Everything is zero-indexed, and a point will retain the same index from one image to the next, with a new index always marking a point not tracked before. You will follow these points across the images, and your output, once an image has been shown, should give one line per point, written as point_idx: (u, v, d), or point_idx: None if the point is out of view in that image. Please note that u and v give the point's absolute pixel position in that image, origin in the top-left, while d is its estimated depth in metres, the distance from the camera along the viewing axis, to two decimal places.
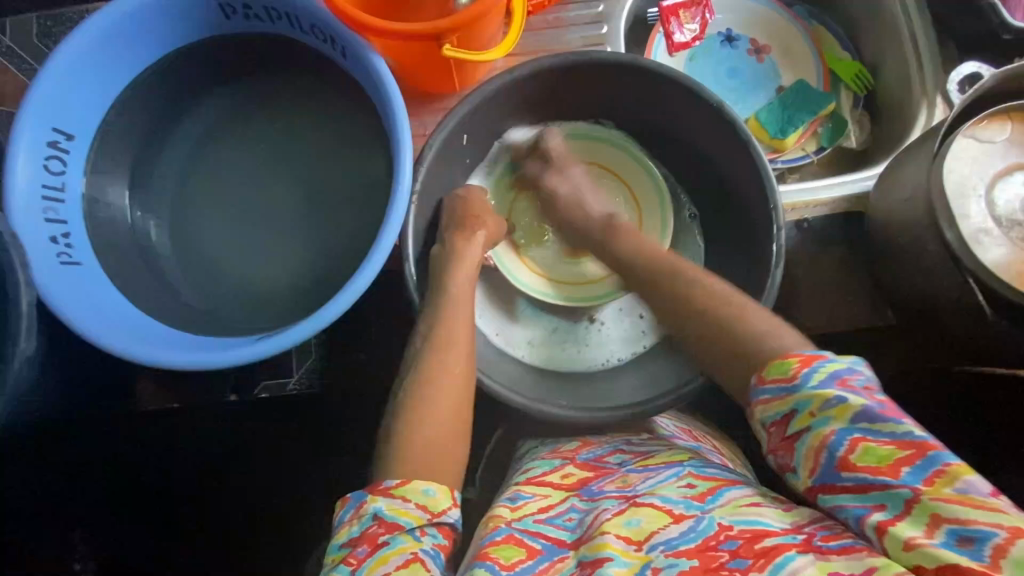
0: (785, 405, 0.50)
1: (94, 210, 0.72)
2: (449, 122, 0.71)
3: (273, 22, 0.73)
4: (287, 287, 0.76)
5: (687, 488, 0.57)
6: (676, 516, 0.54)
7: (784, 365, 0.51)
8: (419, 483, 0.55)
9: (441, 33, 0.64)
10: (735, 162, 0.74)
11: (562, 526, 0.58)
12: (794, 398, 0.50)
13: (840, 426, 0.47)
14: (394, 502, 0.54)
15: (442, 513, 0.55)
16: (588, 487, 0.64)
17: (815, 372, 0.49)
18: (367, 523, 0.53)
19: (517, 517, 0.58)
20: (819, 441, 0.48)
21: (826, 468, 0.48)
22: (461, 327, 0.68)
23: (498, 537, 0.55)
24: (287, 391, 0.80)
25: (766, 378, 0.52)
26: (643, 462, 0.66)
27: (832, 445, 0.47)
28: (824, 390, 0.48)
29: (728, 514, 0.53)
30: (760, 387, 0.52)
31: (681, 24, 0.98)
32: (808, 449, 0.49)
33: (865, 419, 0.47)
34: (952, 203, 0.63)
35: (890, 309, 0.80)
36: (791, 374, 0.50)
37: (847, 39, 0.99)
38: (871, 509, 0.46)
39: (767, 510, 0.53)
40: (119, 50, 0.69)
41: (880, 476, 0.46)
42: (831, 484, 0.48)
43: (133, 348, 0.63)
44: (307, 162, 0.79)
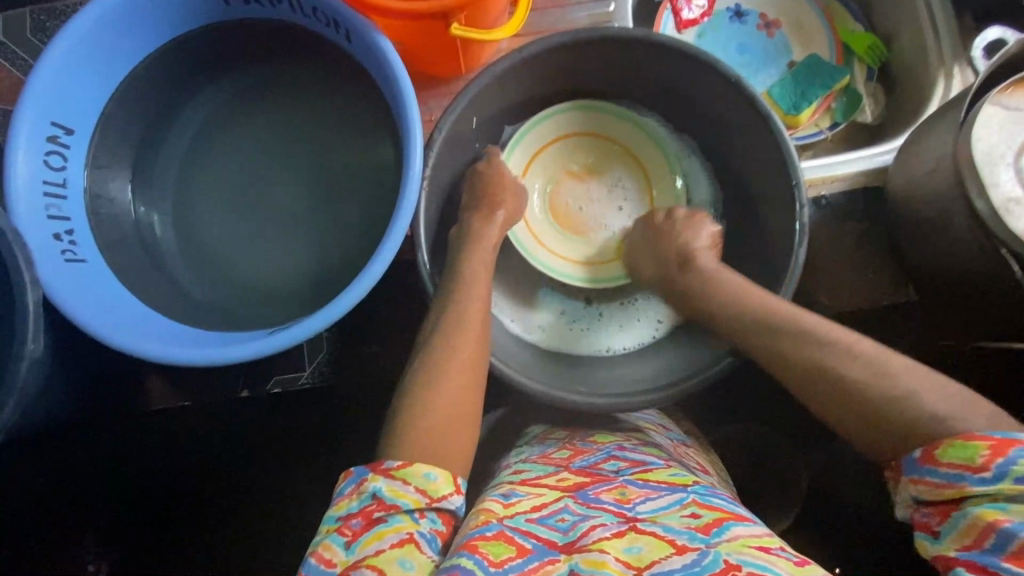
0: (954, 486, 0.47)
1: (97, 206, 0.72)
2: (458, 104, 0.68)
3: (273, 6, 0.70)
4: (294, 281, 0.76)
5: (692, 518, 0.56)
6: (680, 547, 0.51)
7: (971, 448, 0.47)
8: (421, 467, 0.54)
9: (448, 12, 0.62)
10: (751, 138, 0.72)
11: (555, 526, 0.56)
12: (976, 484, 0.46)
13: (1019, 519, 0.44)
14: (394, 484, 0.53)
15: (442, 499, 0.54)
16: (584, 491, 0.61)
17: (1010, 467, 0.45)
18: (366, 500, 0.53)
19: (510, 514, 0.56)
20: (986, 524, 0.45)
21: (986, 551, 0.45)
22: (473, 312, 0.67)
23: (488, 532, 0.53)
24: (300, 385, 0.80)
25: (942, 458, 0.48)
26: (642, 475, 0.64)
27: (1002, 535, 0.44)
28: (1019, 487, 0.44)
29: (735, 551, 0.50)
30: (931, 465, 0.49)
31: (689, 0, 0.95)
32: (969, 525, 0.46)
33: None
34: (983, 174, 0.59)
35: (913, 285, 0.78)
36: (976, 460, 0.46)
37: (858, 11, 0.96)
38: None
39: (778, 559, 0.50)
40: (117, 42, 0.68)
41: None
42: (981, 566, 0.45)
43: (141, 347, 0.62)
44: (311, 152, 0.78)
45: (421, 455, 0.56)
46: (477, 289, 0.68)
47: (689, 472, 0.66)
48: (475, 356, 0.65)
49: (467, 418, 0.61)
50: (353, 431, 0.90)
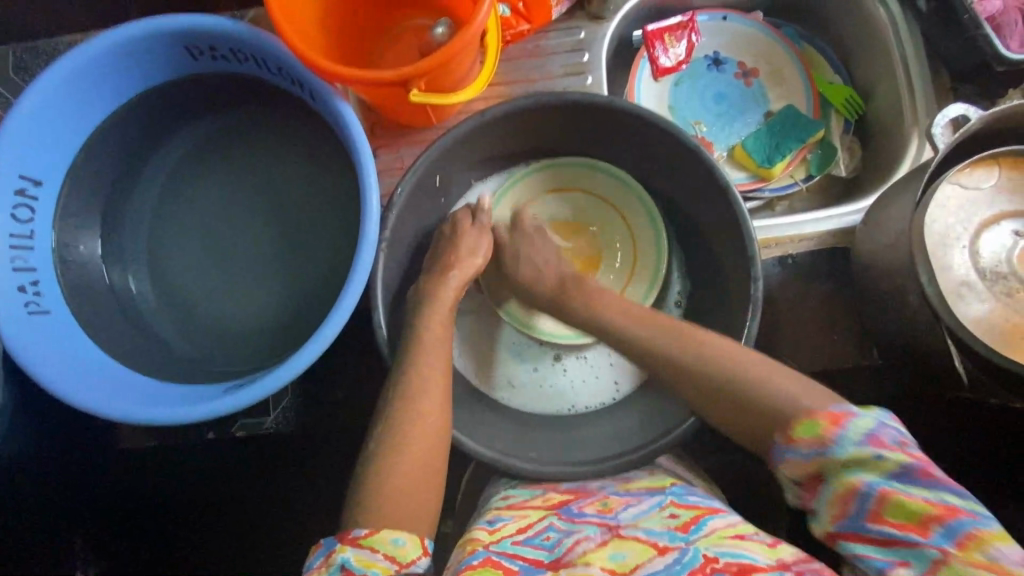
0: (814, 462, 0.51)
1: (65, 256, 0.73)
2: (420, 165, 0.68)
3: (240, 63, 0.71)
4: (261, 331, 0.77)
5: (671, 518, 0.60)
6: (661, 549, 0.56)
7: (813, 425, 0.51)
8: (387, 533, 0.55)
9: (407, 79, 0.63)
10: (712, 202, 0.72)
11: (541, 545, 0.61)
12: (827, 456, 0.50)
13: (871, 480, 0.48)
14: (362, 553, 0.54)
15: (410, 563, 0.55)
16: (568, 508, 0.65)
17: (848, 434, 0.49)
18: (335, 573, 0.53)
19: (496, 539, 0.61)
20: (848, 491, 0.49)
21: (854, 515, 0.49)
22: (435, 372, 0.66)
23: (475, 561, 0.58)
24: (265, 430, 0.81)
25: (799, 439, 0.52)
26: (624, 485, 0.68)
27: (863, 497, 0.48)
28: (859, 450, 0.49)
29: (712, 545, 0.55)
30: (789, 446, 0.53)
31: (666, 48, 0.94)
32: (834, 495, 0.50)
33: (901, 478, 0.47)
34: (933, 259, 0.60)
35: (877, 349, 0.78)
36: (821, 435, 0.50)
37: (837, 61, 0.95)
38: (894, 563, 0.47)
39: (753, 544, 0.55)
40: (86, 96, 0.69)
41: (908, 533, 0.46)
42: (856, 533, 0.49)
43: (102, 404, 0.64)
44: (280, 201, 0.79)
45: (383, 520, 0.56)
46: (435, 351, 0.68)
47: (670, 475, 0.70)
48: (433, 422, 0.64)
49: (431, 479, 0.61)
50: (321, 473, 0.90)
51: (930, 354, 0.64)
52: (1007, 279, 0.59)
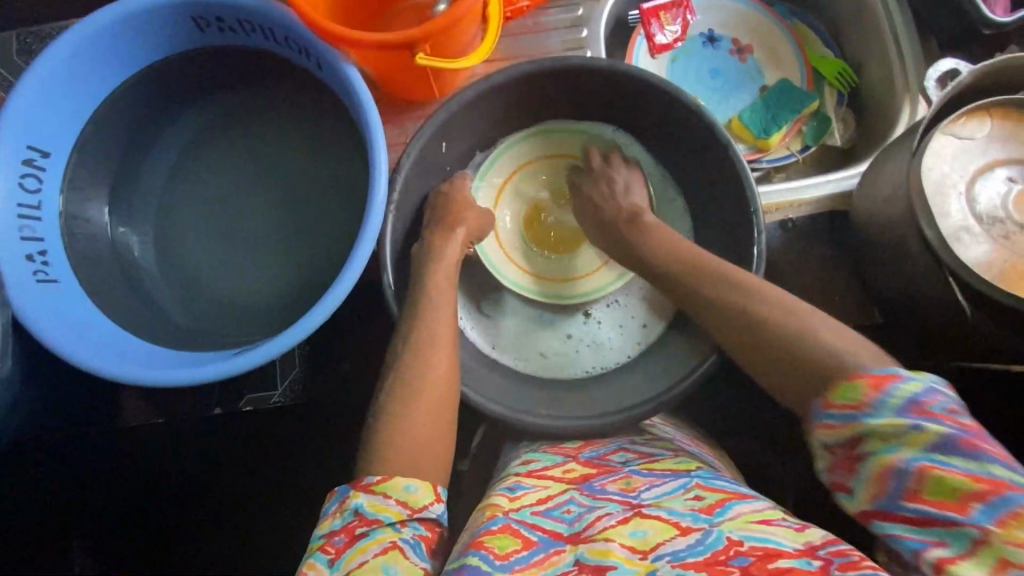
0: (849, 430, 0.48)
1: (71, 227, 0.73)
2: (426, 130, 0.70)
3: (247, 34, 0.72)
4: (267, 302, 0.77)
5: (695, 500, 0.57)
6: (684, 528, 0.53)
7: (853, 388, 0.49)
8: (400, 479, 0.55)
9: (413, 42, 0.64)
10: (713, 163, 0.73)
11: (560, 518, 0.58)
12: (863, 425, 0.47)
13: (909, 453, 0.45)
14: (375, 498, 0.54)
15: (423, 508, 0.55)
16: (590, 483, 0.63)
17: (888, 399, 0.47)
18: (349, 517, 0.54)
19: (515, 507, 0.59)
20: (884, 468, 0.46)
21: (890, 495, 0.46)
22: (444, 330, 0.67)
23: (493, 527, 0.55)
24: (272, 404, 0.80)
25: (834, 401, 0.50)
26: (648, 464, 0.65)
27: (899, 472, 0.45)
28: (896, 419, 0.46)
29: (737, 528, 0.51)
30: (825, 410, 0.50)
31: (662, 26, 0.97)
32: (871, 472, 0.47)
33: (941, 449, 0.44)
34: (932, 205, 0.61)
35: (877, 308, 0.79)
36: (858, 399, 0.48)
37: (829, 37, 0.98)
38: (930, 543, 0.44)
39: (779, 529, 0.51)
40: (94, 67, 0.70)
41: (947, 510, 0.43)
42: (891, 511, 0.46)
43: (110, 366, 0.64)
44: (285, 173, 0.79)
45: (395, 469, 0.57)
46: (444, 311, 0.68)
47: (695, 458, 0.67)
48: (442, 380, 0.64)
49: (442, 432, 0.61)
50: (327, 449, 0.90)
51: (929, 304, 0.66)
52: (1004, 222, 0.61)
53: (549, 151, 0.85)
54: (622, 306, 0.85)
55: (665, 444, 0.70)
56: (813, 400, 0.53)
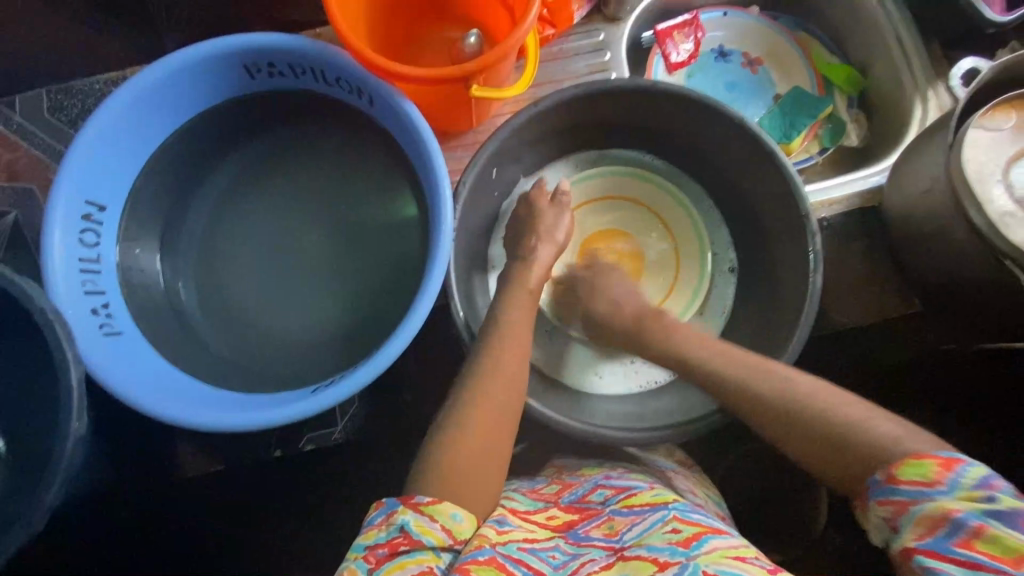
0: (913, 496, 0.48)
1: (128, 278, 0.74)
2: (481, 157, 0.72)
3: (296, 77, 0.74)
4: (329, 337, 0.77)
5: (674, 533, 0.56)
6: (662, 564, 0.53)
7: (922, 465, 0.48)
8: (449, 506, 0.55)
9: (468, 74, 0.66)
10: (753, 171, 0.76)
11: (545, 560, 0.56)
12: (935, 497, 0.47)
13: (972, 510, 0.45)
14: (422, 519, 0.54)
15: (464, 540, 0.55)
16: (574, 530, 0.62)
17: (963, 477, 0.47)
18: (394, 532, 0.53)
19: (503, 540, 0.55)
20: (941, 516, 0.46)
21: (939, 540, 0.46)
22: (515, 351, 0.68)
23: (481, 557, 0.52)
24: (334, 441, 0.82)
25: (902, 477, 0.49)
26: (627, 501, 0.64)
27: (956, 524, 0.45)
28: (973, 491, 0.46)
29: (712, 562, 0.51)
30: (891, 485, 0.49)
31: (677, 44, 1.01)
32: (923, 518, 0.47)
33: (1006, 518, 0.44)
34: (976, 192, 0.64)
35: (918, 296, 0.82)
36: (931, 475, 0.47)
37: (833, 45, 1.03)
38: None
39: (752, 567, 0.51)
40: (148, 119, 0.71)
41: (999, 563, 0.43)
42: (937, 552, 0.45)
43: (188, 414, 0.63)
44: (335, 209, 0.81)
45: None
46: (512, 332, 0.69)
47: (670, 490, 0.65)
48: (516, 402, 0.65)
49: None
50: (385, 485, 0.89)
51: (980, 288, 0.68)
52: None
53: (601, 194, 0.88)
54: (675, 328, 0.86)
55: (639, 476, 0.70)
56: (869, 475, 0.52)
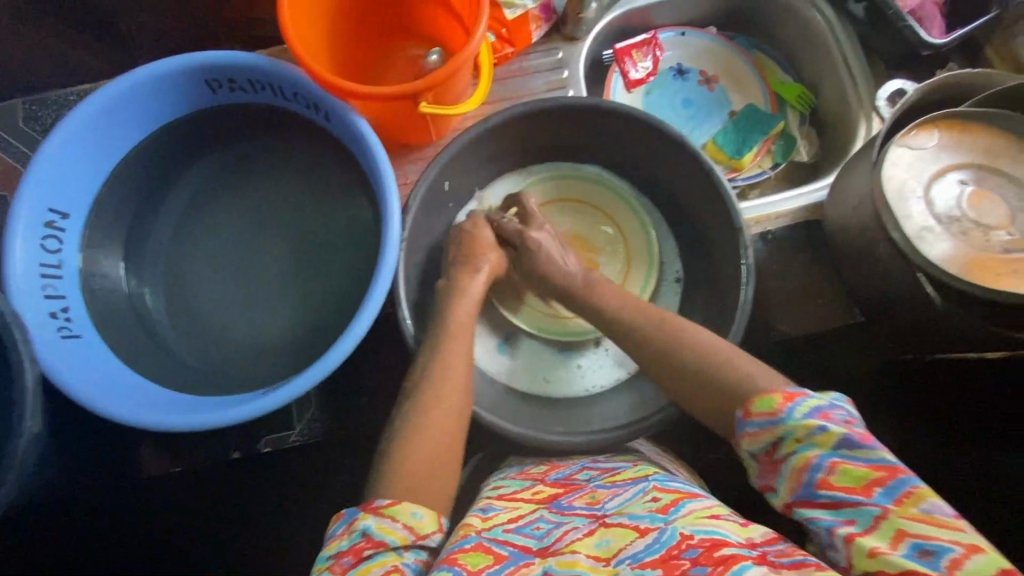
0: (768, 435, 0.53)
1: (90, 283, 0.76)
2: (432, 170, 0.75)
3: (257, 92, 0.78)
4: (286, 342, 0.80)
5: (652, 502, 0.58)
6: (642, 530, 0.54)
7: (770, 400, 0.53)
8: (408, 505, 0.58)
9: (416, 92, 0.68)
10: (698, 186, 0.80)
11: (530, 534, 0.59)
12: (780, 427, 0.52)
13: (822, 451, 0.49)
14: (383, 521, 0.56)
15: (425, 537, 0.57)
16: (558, 501, 0.64)
17: (799, 406, 0.52)
18: (356, 538, 0.55)
19: (488, 526, 0.59)
20: (800, 461, 0.50)
21: (805, 486, 0.50)
22: (459, 356, 0.70)
23: (466, 545, 0.55)
24: (291, 443, 0.83)
25: (754, 411, 0.54)
26: (611, 477, 0.67)
27: (813, 467, 0.49)
28: (808, 421, 0.50)
29: (689, 523, 0.53)
30: (747, 420, 0.55)
31: (635, 62, 1.04)
32: (790, 470, 0.51)
33: (845, 446, 0.49)
34: (894, 210, 0.68)
35: (857, 307, 0.84)
36: (774, 408, 0.53)
37: (787, 64, 1.07)
38: (841, 522, 0.47)
39: (726, 523, 0.53)
40: (112, 130, 0.74)
41: (853, 495, 0.47)
42: (808, 499, 0.50)
43: (139, 414, 0.65)
44: (294, 218, 0.83)
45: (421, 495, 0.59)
46: (458, 340, 0.72)
47: (653, 466, 0.69)
48: (458, 406, 0.68)
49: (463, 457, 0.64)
50: (343, 487, 0.91)
51: (905, 299, 0.71)
52: (960, 220, 0.68)
53: (549, 198, 0.90)
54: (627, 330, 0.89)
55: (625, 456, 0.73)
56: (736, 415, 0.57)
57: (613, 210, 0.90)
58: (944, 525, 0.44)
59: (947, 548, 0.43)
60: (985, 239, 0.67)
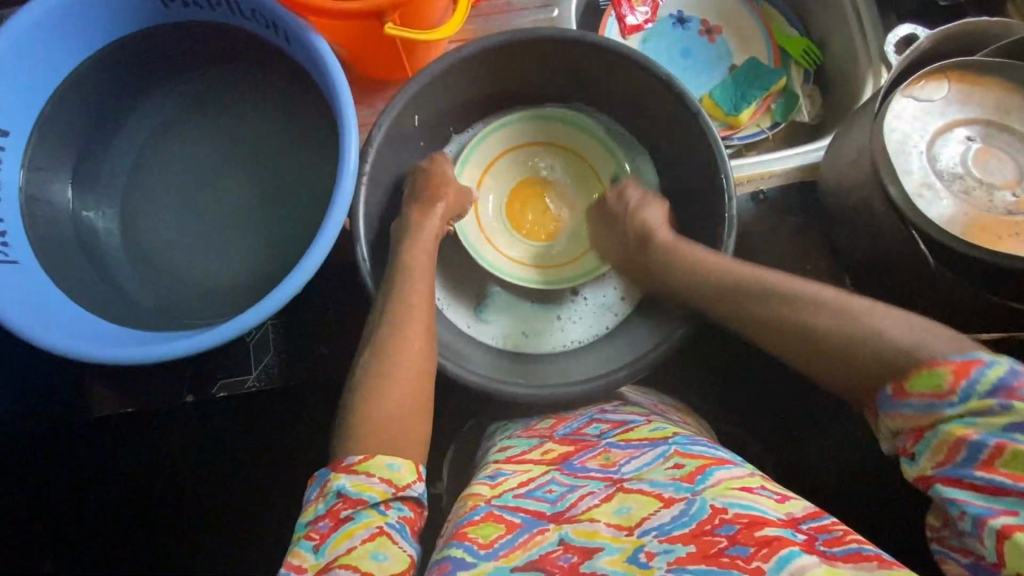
0: (926, 417, 0.47)
1: (34, 208, 0.71)
2: (397, 102, 0.70)
3: (213, 9, 0.72)
4: (240, 281, 0.75)
5: (675, 469, 0.55)
6: (667, 500, 0.52)
7: (934, 375, 0.47)
8: (383, 457, 0.55)
9: (382, 10, 0.63)
10: (687, 135, 0.75)
11: (543, 498, 0.58)
12: (945, 409, 0.46)
13: (985, 429, 0.44)
14: (358, 478, 0.53)
15: (406, 487, 0.54)
16: (570, 462, 0.62)
17: (974, 384, 0.45)
18: (332, 500, 0.53)
19: (497, 493, 0.59)
20: (955, 439, 0.45)
21: (961, 463, 0.45)
22: (419, 301, 0.66)
23: (475, 516, 0.55)
24: (247, 388, 0.79)
25: (911, 390, 0.49)
26: (624, 435, 0.64)
27: (972, 446, 0.44)
28: (983, 400, 0.45)
29: (720, 495, 0.50)
30: (900, 399, 0.49)
31: (633, 7, 0.98)
32: (940, 444, 0.46)
33: (1023, 430, 0.43)
34: (894, 164, 0.63)
35: (848, 275, 0.80)
36: (942, 386, 0.47)
37: (794, 17, 1.00)
38: (996, 511, 0.43)
39: (761, 497, 0.50)
40: (55, 42, 0.68)
41: (1021, 484, 0.42)
42: (956, 479, 0.45)
43: (74, 346, 0.62)
44: (255, 152, 0.78)
45: (369, 441, 0.56)
46: (420, 287, 0.67)
47: (670, 424, 0.65)
48: (416, 354, 0.63)
49: (417, 408, 0.61)
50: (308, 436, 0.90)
51: (898, 264, 0.67)
52: (964, 178, 0.63)
53: (526, 139, 0.87)
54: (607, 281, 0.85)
55: (635, 410, 0.70)
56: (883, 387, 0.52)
57: (593, 158, 0.87)
58: None
59: None
60: (988, 200, 0.62)
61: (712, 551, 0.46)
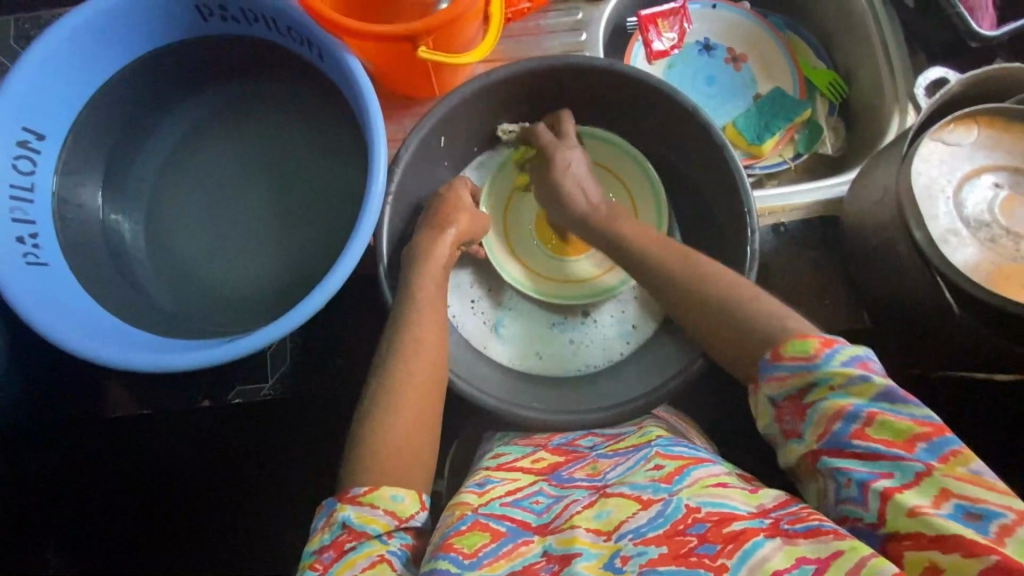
0: (800, 380, 0.50)
1: (64, 211, 0.72)
2: (426, 124, 0.71)
3: (249, 24, 0.73)
4: (254, 289, 0.76)
5: (656, 470, 0.55)
6: (645, 502, 0.52)
7: (804, 344, 0.51)
8: (387, 489, 0.55)
9: (415, 34, 0.63)
10: (711, 166, 0.75)
11: (529, 508, 0.57)
12: (814, 373, 0.49)
13: (859, 400, 0.47)
14: (362, 510, 0.54)
15: (409, 518, 0.55)
16: (558, 473, 0.62)
17: (837, 353, 0.49)
18: (337, 531, 0.53)
19: (484, 502, 0.57)
20: (836, 409, 0.48)
21: (838, 434, 0.48)
22: (437, 322, 0.67)
23: (462, 526, 0.53)
24: (261, 397, 0.79)
25: (784, 354, 0.51)
26: (613, 446, 0.65)
27: (850, 416, 0.47)
28: (846, 368, 0.48)
29: (695, 494, 0.51)
30: (775, 364, 0.52)
31: (660, 33, 0.98)
32: (821, 415, 0.48)
33: (886, 396, 0.46)
34: (920, 207, 0.63)
35: (867, 311, 0.79)
36: (809, 351, 0.50)
37: (822, 49, 1.00)
38: (876, 475, 0.45)
39: (734, 492, 0.51)
40: (96, 48, 0.70)
41: (893, 448, 0.45)
42: (840, 450, 0.47)
43: (95, 349, 0.63)
44: (281, 164, 0.79)
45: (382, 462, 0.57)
46: (437, 308, 0.68)
47: (659, 428, 0.66)
48: (431, 375, 0.64)
49: (427, 426, 0.61)
50: (316, 442, 0.91)
51: (919, 305, 0.66)
52: (990, 226, 0.63)
53: None
54: (623, 304, 0.85)
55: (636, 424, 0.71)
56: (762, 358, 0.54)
57: (624, 175, 0.86)
58: (992, 487, 0.42)
59: (997, 511, 0.41)
60: (1014, 248, 0.62)
61: (682, 552, 0.46)
